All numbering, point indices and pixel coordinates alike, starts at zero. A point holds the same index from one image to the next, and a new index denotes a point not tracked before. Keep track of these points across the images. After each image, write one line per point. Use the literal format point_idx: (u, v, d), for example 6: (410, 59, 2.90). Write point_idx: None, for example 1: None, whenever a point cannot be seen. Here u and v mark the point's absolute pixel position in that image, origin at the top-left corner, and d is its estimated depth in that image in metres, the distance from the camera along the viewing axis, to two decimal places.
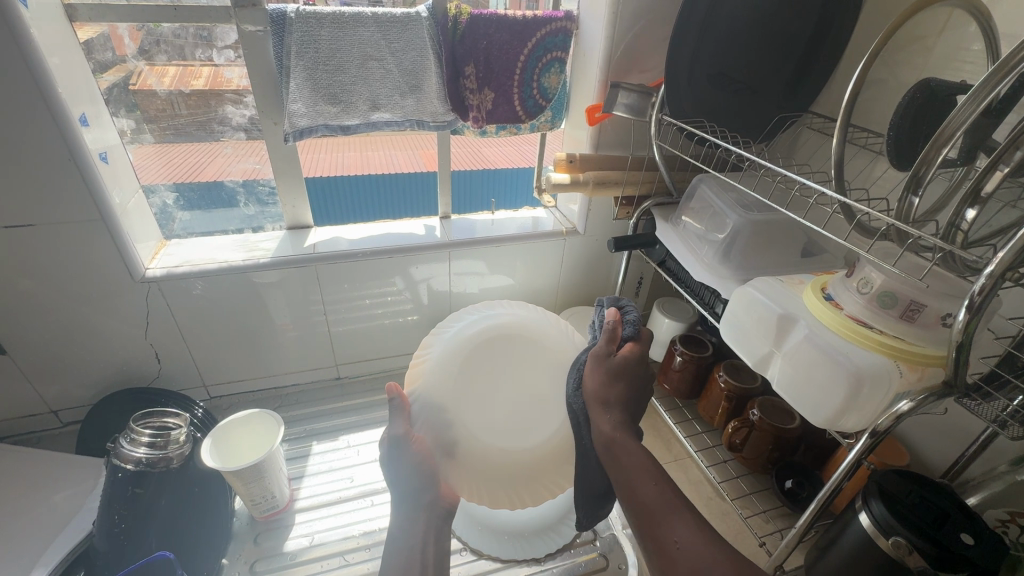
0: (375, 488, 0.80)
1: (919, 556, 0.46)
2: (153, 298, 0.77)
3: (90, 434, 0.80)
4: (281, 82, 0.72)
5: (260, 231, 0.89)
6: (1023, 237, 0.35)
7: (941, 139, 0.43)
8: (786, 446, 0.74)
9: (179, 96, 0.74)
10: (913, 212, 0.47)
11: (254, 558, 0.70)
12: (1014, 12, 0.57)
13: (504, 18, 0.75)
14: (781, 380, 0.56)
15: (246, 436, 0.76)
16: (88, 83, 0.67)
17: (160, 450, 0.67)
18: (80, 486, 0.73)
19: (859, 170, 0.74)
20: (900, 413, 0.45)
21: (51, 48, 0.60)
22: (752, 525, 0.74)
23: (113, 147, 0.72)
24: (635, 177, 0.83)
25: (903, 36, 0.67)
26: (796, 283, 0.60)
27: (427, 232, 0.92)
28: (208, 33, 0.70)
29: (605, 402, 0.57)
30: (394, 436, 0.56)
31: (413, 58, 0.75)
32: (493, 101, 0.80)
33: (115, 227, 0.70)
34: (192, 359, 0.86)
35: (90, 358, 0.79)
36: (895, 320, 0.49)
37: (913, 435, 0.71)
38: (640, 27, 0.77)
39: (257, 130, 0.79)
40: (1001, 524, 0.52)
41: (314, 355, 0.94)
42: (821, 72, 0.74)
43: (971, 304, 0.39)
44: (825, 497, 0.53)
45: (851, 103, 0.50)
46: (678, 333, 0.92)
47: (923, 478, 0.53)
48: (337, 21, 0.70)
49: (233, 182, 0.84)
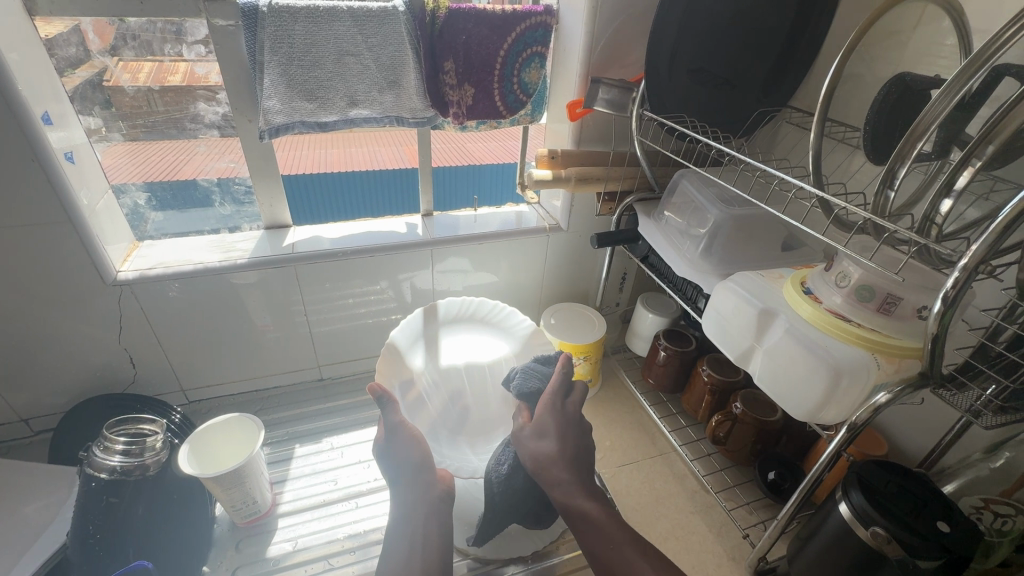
0: (360, 490, 0.79)
1: (896, 545, 0.47)
2: (126, 301, 0.75)
3: (62, 442, 0.78)
4: (254, 78, 0.70)
5: (237, 231, 0.88)
6: (994, 230, 0.36)
7: (915, 134, 0.44)
8: (768, 438, 0.75)
9: (150, 94, 0.71)
10: (889, 206, 0.47)
11: (236, 565, 0.69)
12: (984, 6, 0.58)
13: (483, 12, 0.73)
14: (762, 373, 0.56)
15: (225, 443, 0.74)
16: (53, 81, 0.65)
17: (135, 458, 0.66)
18: (53, 496, 0.70)
19: (837, 163, 0.75)
20: (877, 406, 0.45)
21: (10, 43, 0.58)
22: (736, 517, 0.74)
23: (79, 146, 0.70)
24: (618, 172, 0.82)
25: (878, 31, 0.67)
26: (776, 278, 0.60)
27: (408, 231, 0.91)
28: (178, 28, 0.68)
29: (549, 468, 0.62)
30: (389, 425, 0.63)
31: (391, 54, 0.73)
32: (473, 97, 0.79)
33: (84, 229, 0.68)
34: (169, 363, 0.84)
35: (64, 364, 0.77)
36: (873, 313, 0.50)
37: (891, 426, 0.72)
38: (621, 21, 0.76)
39: (231, 129, 0.77)
40: (974, 512, 0.54)
41: (295, 356, 0.92)
42: (798, 67, 0.75)
43: (945, 297, 0.39)
44: (805, 489, 0.53)
45: (827, 100, 0.52)
46: (663, 328, 0.92)
47: (899, 467, 0.54)
48: (312, 15, 0.68)
49: (208, 180, 0.81)
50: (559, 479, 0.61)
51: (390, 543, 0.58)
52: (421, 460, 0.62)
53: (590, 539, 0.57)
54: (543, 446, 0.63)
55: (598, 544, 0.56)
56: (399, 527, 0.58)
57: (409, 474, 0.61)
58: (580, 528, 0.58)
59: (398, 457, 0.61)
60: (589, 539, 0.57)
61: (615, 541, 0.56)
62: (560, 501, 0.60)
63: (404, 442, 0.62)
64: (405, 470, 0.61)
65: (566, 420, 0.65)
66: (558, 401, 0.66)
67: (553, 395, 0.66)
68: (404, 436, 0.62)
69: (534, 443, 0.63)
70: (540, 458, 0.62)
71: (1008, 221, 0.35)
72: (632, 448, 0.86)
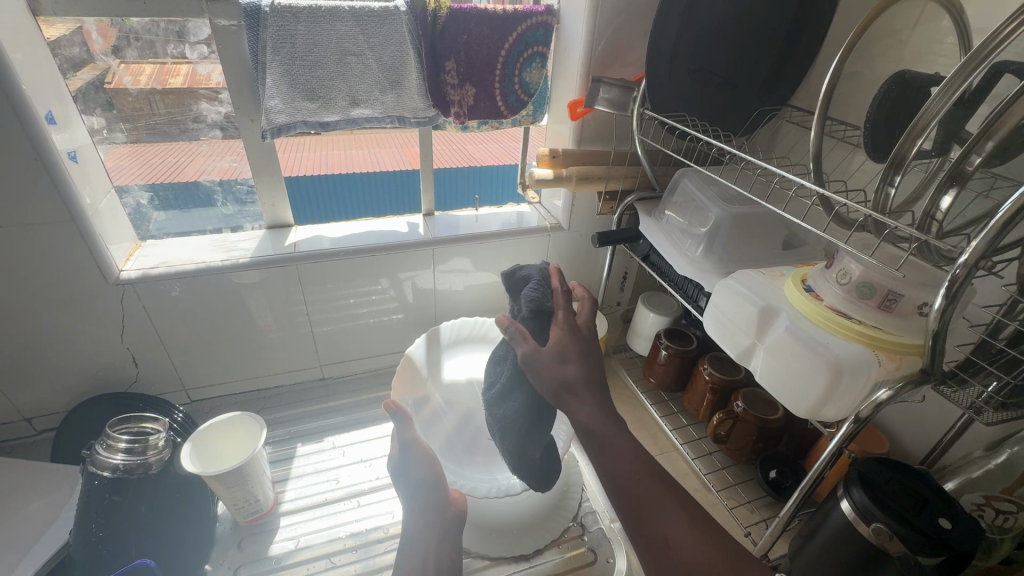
0: (361, 489, 0.79)
1: (899, 542, 0.47)
2: (129, 300, 0.75)
3: (66, 441, 0.78)
4: (256, 78, 0.71)
5: (239, 231, 0.88)
6: (994, 226, 0.36)
7: (915, 131, 0.44)
8: (770, 437, 0.75)
9: (152, 94, 0.72)
10: (889, 203, 0.48)
11: (237, 564, 0.69)
12: (984, 5, 0.58)
13: (484, 12, 0.74)
14: (763, 371, 0.56)
15: (228, 441, 0.75)
16: (56, 82, 0.65)
17: (138, 456, 0.66)
18: (56, 494, 0.70)
19: (838, 162, 0.75)
20: (878, 402, 0.45)
21: (15, 43, 0.58)
22: (737, 515, 0.74)
23: (82, 146, 0.70)
24: (619, 171, 0.82)
25: (878, 30, 0.68)
26: (777, 275, 0.60)
27: (410, 230, 0.91)
28: (181, 28, 0.69)
29: (570, 388, 0.50)
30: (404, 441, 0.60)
31: (393, 54, 0.74)
32: (474, 97, 0.79)
33: (88, 228, 0.68)
34: (172, 362, 0.84)
35: (66, 363, 0.77)
36: (873, 310, 0.50)
37: (892, 424, 0.72)
38: (621, 22, 0.76)
39: (233, 128, 0.77)
40: (976, 508, 0.54)
41: (297, 356, 0.92)
42: (798, 67, 0.75)
43: (946, 293, 0.40)
44: (807, 487, 0.53)
45: (827, 98, 0.52)
46: (664, 327, 0.92)
47: (901, 465, 0.54)
48: (314, 15, 0.68)
49: (210, 180, 0.82)
50: (581, 402, 0.49)
51: (403, 554, 0.55)
52: (438, 479, 0.59)
53: (615, 469, 0.46)
54: (567, 367, 0.51)
55: (625, 476, 0.46)
56: (410, 544, 0.55)
57: (424, 491, 0.58)
58: (601, 457, 0.46)
59: (414, 473, 0.59)
60: (614, 467, 0.46)
61: (645, 480, 0.46)
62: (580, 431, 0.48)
63: (421, 459, 0.60)
64: (421, 489, 0.58)
65: (583, 339, 0.54)
66: (573, 321, 0.55)
67: (562, 326, 0.54)
68: (421, 453, 0.60)
69: (560, 366, 0.51)
70: (566, 379, 0.50)
71: (1008, 216, 0.35)
72: None
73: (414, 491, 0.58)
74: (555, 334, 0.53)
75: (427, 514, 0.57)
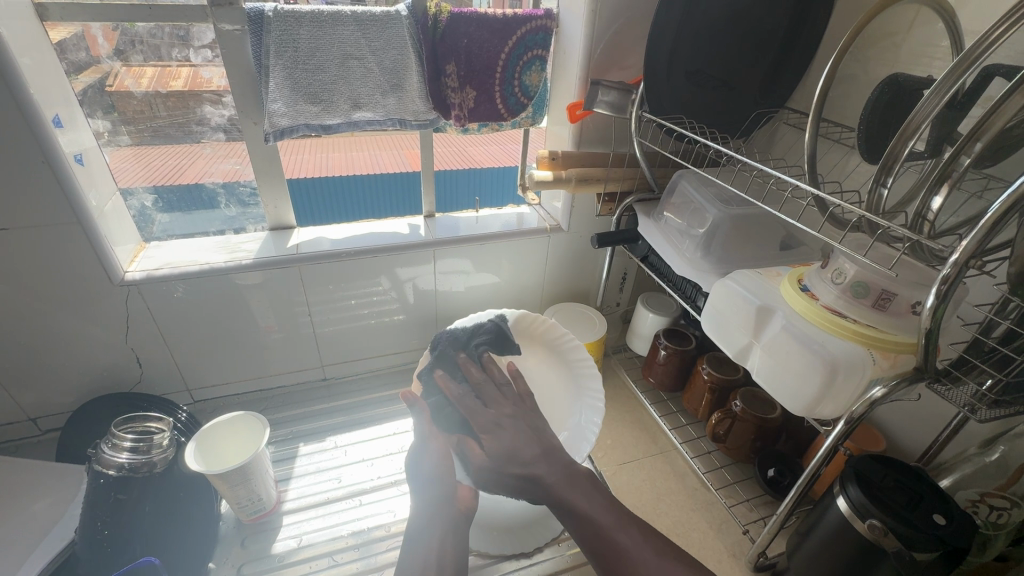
0: (363, 488, 0.80)
1: (893, 538, 0.47)
2: (133, 301, 0.76)
3: (71, 440, 0.79)
4: (260, 82, 0.72)
5: (242, 232, 0.89)
6: (983, 226, 0.36)
7: (907, 133, 0.45)
8: (768, 436, 0.76)
9: (156, 97, 0.73)
10: (883, 203, 0.48)
11: (241, 562, 0.69)
12: (976, 9, 0.59)
13: (484, 16, 0.75)
14: (760, 370, 0.57)
15: (231, 441, 0.75)
16: (63, 86, 0.66)
17: (143, 454, 0.67)
18: (62, 493, 0.71)
19: (833, 164, 0.76)
20: (873, 400, 0.46)
21: (23, 48, 0.59)
22: (736, 513, 0.75)
23: (88, 149, 0.71)
24: (617, 173, 0.83)
25: (872, 33, 0.68)
26: (773, 275, 0.61)
27: (411, 231, 0.92)
28: (185, 33, 0.70)
29: (528, 467, 0.56)
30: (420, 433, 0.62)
31: (394, 57, 0.75)
32: (474, 100, 0.80)
33: (93, 230, 0.69)
34: (175, 362, 0.85)
35: (71, 363, 0.78)
36: (868, 309, 0.51)
37: (889, 422, 0.73)
38: (619, 26, 0.77)
39: (236, 131, 0.78)
40: (971, 505, 0.55)
41: (299, 356, 0.93)
42: (794, 69, 0.76)
43: (938, 292, 0.40)
44: (804, 483, 0.54)
45: (821, 100, 0.53)
46: (663, 327, 0.93)
47: (896, 462, 0.55)
48: (316, 20, 0.69)
49: (213, 183, 0.83)
50: (545, 475, 0.55)
51: (405, 551, 0.51)
52: (447, 473, 0.57)
53: (580, 517, 0.52)
54: (524, 450, 0.58)
55: (589, 529, 0.52)
56: (411, 542, 0.51)
57: (431, 485, 0.56)
58: (565, 515, 0.53)
59: (424, 465, 0.58)
60: (577, 527, 0.52)
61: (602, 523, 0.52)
62: (544, 498, 0.55)
63: (431, 453, 0.59)
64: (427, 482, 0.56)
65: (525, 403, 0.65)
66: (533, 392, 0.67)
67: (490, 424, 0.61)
68: (433, 445, 0.60)
69: (505, 438, 0.59)
70: (517, 454, 0.57)
71: (997, 217, 0.36)
72: (633, 446, 0.87)
73: (421, 485, 0.56)
74: (496, 436, 0.60)
75: (432, 509, 0.54)
